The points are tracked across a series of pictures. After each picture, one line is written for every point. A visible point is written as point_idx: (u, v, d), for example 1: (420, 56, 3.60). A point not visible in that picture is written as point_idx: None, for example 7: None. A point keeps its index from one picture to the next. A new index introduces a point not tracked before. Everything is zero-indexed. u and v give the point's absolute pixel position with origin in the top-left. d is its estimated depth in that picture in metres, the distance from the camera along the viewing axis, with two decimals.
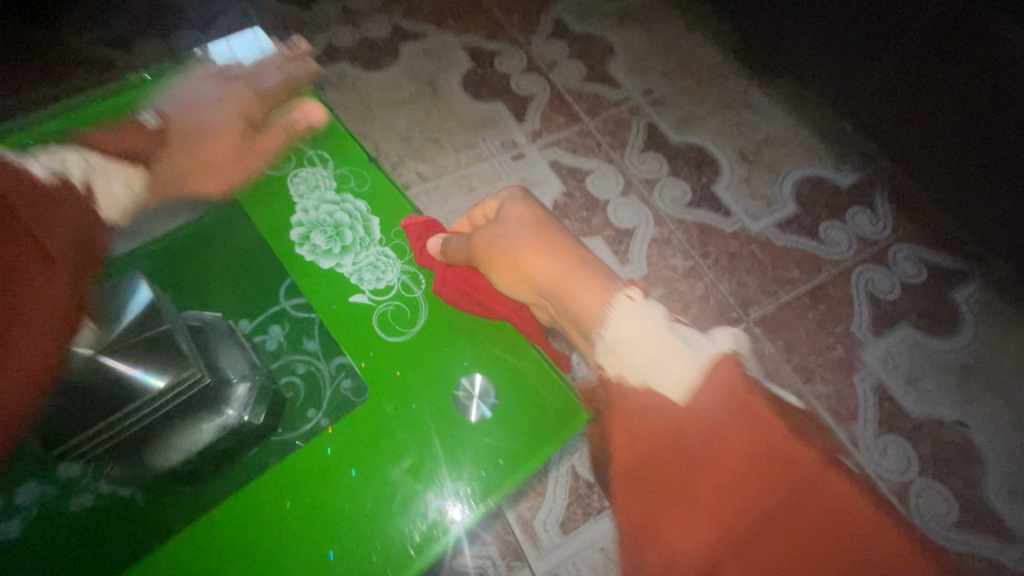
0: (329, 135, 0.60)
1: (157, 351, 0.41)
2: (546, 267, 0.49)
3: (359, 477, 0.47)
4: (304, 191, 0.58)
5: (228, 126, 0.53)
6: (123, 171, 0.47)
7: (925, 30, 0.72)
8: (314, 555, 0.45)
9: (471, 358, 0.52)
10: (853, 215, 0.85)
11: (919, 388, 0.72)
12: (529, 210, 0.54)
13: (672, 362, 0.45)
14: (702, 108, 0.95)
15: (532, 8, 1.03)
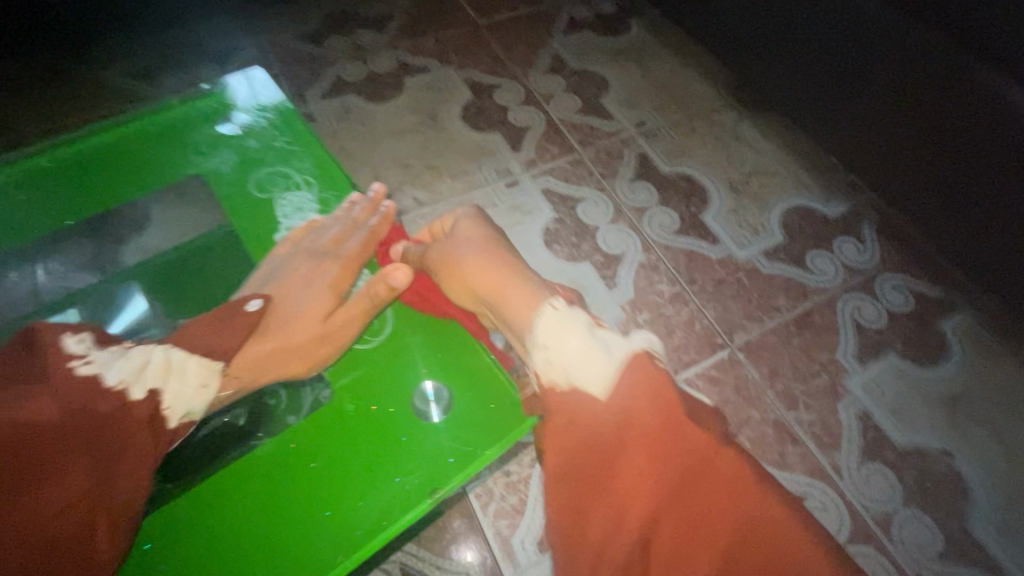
0: (315, 162, 0.64)
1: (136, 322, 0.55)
2: (479, 275, 0.52)
3: (313, 473, 0.49)
4: (289, 213, 0.61)
5: (314, 307, 0.52)
6: (199, 365, 0.46)
7: (905, 62, 0.75)
8: (272, 543, 0.46)
9: (427, 367, 0.54)
10: (841, 244, 0.87)
11: (904, 417, 0.72)
12: (481, 232, 0.55)
13: (591, 363, 0.46)
14: (693, 140, 0.98)
15: (531, 46, 1.09)
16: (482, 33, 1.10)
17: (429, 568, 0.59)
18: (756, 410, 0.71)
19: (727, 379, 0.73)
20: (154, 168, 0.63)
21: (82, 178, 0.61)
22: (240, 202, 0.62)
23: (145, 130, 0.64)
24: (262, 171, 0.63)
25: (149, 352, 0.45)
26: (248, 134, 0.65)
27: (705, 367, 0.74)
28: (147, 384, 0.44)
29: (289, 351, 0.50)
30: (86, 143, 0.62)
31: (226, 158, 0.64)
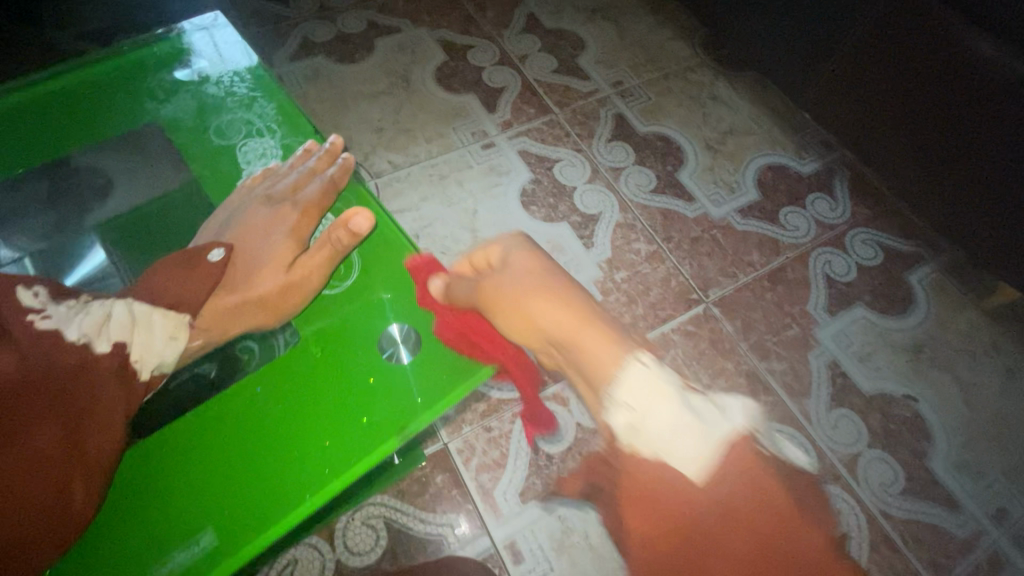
0: (279, 107, 0.62)
1: (103, 283, 0.55)
2: (548, 317, 0.47)
3: (274, 421, 0.46)
4: (251, 159, 0.59)
5: (277, 254, 0.51)
6: (168, 315, 0.47)
7: (882, 14, 0.74)
8: (229, 489, 0.43)
9: (396, 311, 0.52)
10: (813, 201, 0.88)
11: (870, 365, 0.74)
12: (536, 258, 0.52)
13: (685, 433, 0.42)
14: (669, 99, 0.97)
15: (504, 4, 1.06)
16: None
17: (413, 521, 0.60)
18: (729, 361, 0.73)
19: (702, 333, 0.75)
20: (107, 116, 0.60)
21: (26, 127, 0.58)
22: (198, 148, 0.60)
23: (97, 78, 0.61)
24: (222, 117, 0.61)
25: (108, 306, 0.46)
26: (205, 80, 0.63)
27: (680, 323, 0.76)
28: (111, 337, 0.44)
29: (256, 302, 0.49)
30: (25, 91, 0.59)
31: (183, 105, 0.61)
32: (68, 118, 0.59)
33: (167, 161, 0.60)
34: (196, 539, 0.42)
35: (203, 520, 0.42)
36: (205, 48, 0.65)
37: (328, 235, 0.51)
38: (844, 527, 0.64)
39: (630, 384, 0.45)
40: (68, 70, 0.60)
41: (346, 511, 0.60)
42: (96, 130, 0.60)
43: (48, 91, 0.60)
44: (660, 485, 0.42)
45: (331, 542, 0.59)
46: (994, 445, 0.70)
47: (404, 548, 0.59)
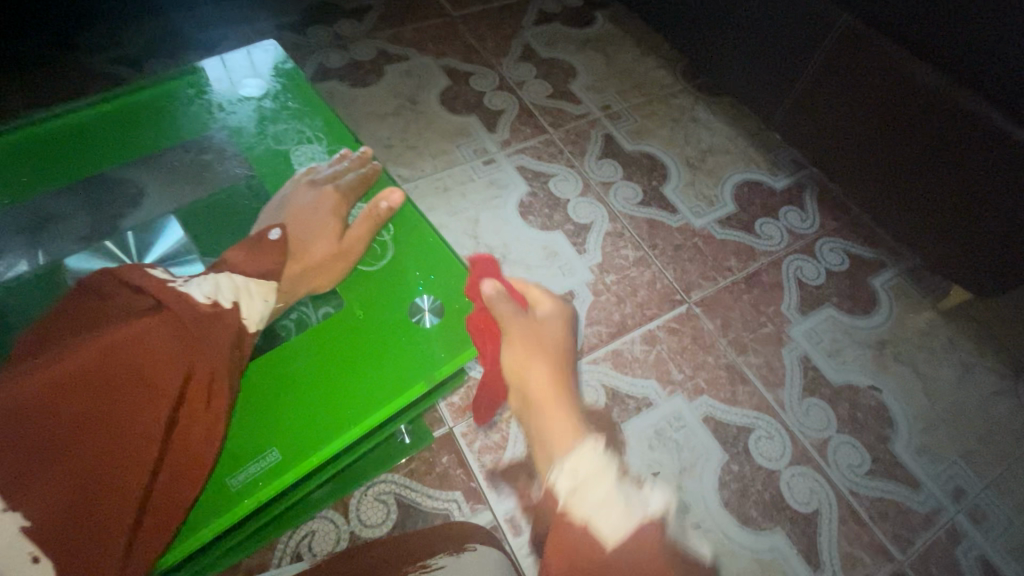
0: (326, 120, 0.71)
1: (173, 257, 0.63)
2: (539, 375, 0.60)
3: (326, 372, 0.55)
4: (302, 161, 0.68)
5: (326, 230, 0.61)
6: (263, 283, 0.55)
7: (836, 49, 0.85)
8: (290, 422, 0.53)
9: (426, 286, 0.60)
10: (785, 213, 0.96)
11: (838, 359, 0.82)
12: (564, 335, 0.64)
13: (611, 508, 0.49)
14: (654, 122, 1.06)
15: (503, 36, 1.16)
16: (457, 24, 1.17)
17: (421, 498, 0.66)
18: (709, 355, 0.80)
19: (685, 330, 0.82)
20: (182, 122, 0.69)
21: (111, 132, 0.67)
22: (257, 150, 0.68)
23: (172, 90, 0.71)
24: (276, 127, 0.70)
25: (213, 278, 0.53)
26: (265, 96, 0.71)
27: (665, 321, 0.83)
28: (230, 296, 0.52)
29: (315, 268, 0.59)
30: (101, 108, 0.68)
31: (244, 114, 0.70)
32: (147, 123, 0.68)
33: (232, 160, 0.69)
34: (264, 455, 0.51)
35: (269, 441, 0.52)
36: (265, 66, 0.73)
37: (369, 209, 0.62)
38: (815, 504, 0.70)
39: (576, 457, 0.54)
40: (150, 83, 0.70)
41: (361, 486, 0.65)
42: (173, 133, 0.68)
43: (119, 106, 0.68)
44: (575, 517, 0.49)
45: (346, 515, 0.64)
46: (952, 431, 0.77)
47: (413, 522, 0.64)
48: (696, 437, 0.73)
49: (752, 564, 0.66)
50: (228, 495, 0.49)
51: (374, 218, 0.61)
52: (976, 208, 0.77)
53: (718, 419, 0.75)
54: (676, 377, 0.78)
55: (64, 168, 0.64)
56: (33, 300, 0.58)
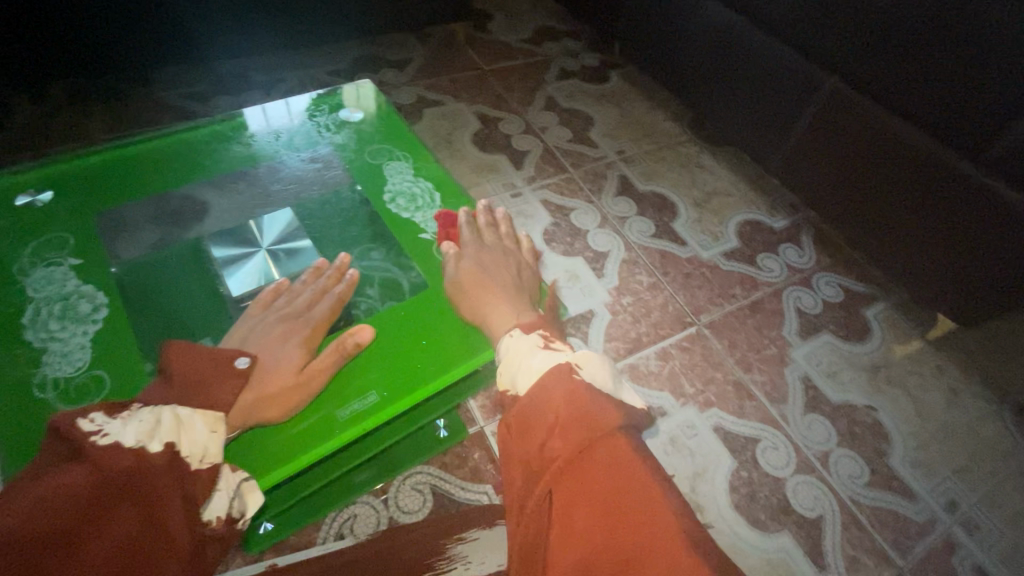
0: (410, 144, 0.84)
1: (291, 245, 0.72)
2: (466, 282, 0.67)
3: (418, 335, 0.66)
4: (392, 175, 0.80)
5: (289, 364, 0.58)
6: (209, 419, 0.51)
7: (827, 108, 0.97)
8: (389, 370, 0.63)
9: None
10: (784, 249, 1.06)
11: (836, 380, 0.89)
12: (478, 272, 0.67)
13: (532, 365, 0.52)
14: (663, 166, 1.18)
15: (528, 88, 1.30)
16: (487, 76, 1.31)
17: (455, 488, 0.71)
18: (719, 372, 0.87)
19: (695, 348, 0.89)
20: (297, 138, 0.82)
21: (235, 144, 0.80)
22: (356, 164, 0.81)
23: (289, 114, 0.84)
24: (370, 148, 0.83)
25: (156, 412, 0.47)
26: (362, 122, 0.86)
27: (677, 340, 0.90)
28: (167, 438, 0.46)
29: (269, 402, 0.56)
30: (230, 124, 0.81)
31: (345, 135, 0.84)
32: (267, 139, 0.81)
33: (334, 167, 0.81)
34: (367, 394, 0.61)
35: (371, 385, 0.62)
36: (358, 96, 0.88)
37: (338, 343, 0.61)
38: (819, 510, 0.75)
39: (507, 344, 0.57)
40: (272, 111, 0.84)
41: (400, 475, 0.71)
42: (290, 147, 0.81)
43: (245, 125, 0.81)
44: (534, 414, 0.46)
45: (384, 501, 0.69)
46: (942, 448, 0.83)
47: (447, 509, 0.69)
48: (708, 444, 0.79)
49: (762, 564, 0.70)
50: (340, 423, 0.59)
51: (342, 354, 0.61)
52: (961, 251, 0.86)
53: (727, 429, 0.81)
54: (688, 390, 0.84)
55: (197, 171, 0.76)
56: (182, 274, 0.69)
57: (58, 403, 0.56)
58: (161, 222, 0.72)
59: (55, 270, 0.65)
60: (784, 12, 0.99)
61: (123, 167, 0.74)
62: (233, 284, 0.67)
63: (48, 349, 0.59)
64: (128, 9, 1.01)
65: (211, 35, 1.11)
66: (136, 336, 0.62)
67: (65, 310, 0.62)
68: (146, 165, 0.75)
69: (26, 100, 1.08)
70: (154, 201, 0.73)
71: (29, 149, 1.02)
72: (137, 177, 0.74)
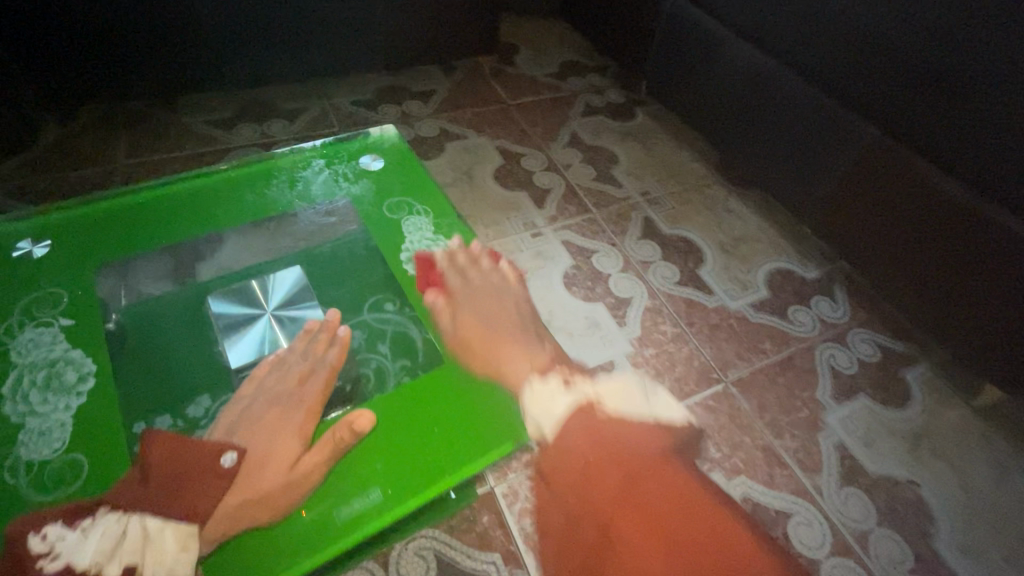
0: (432, 198, 0.81)
1: (293, 308, 0.70)
2: (473, 331, 0.68)
3: (428, 422, 0.60)
4: (411, 231, 0.77)
5: (280, 455, 0.56)
6: (176, 530, 0.50)
7: (863, 161, 0.93)
8: (393, 462, 0.58)
9: (520, 355, 0.67)
10: (817, 302, 1.01)
11: (875, 449, 0.82)
12: (473, 319, 0.69)
13: (546, 409, 0.63)
14: (690, 209, 1.14)
15: (553, 124, 1.28)
16: (511, 110, 1.30)
17: (461, 557, 0.66)
18: (747, 436, 0.81)
19: (722, 408, 0.84)
20: (314, 187, 0.81)
21: (247, 190, 0.79)
22: (374, 219, 0.79)
23: (305, 158, 0.83)
24: (391, 201, 0.80)
25: (123, 521, 0.50)
26: (384, 170, 0.84)
27: (702, 398, 0.85)
28: (123, 557, 0.49)
29: (259, 502, 0.53)
30: (242, 168, 0.80)
31: (363, 185, 0.82)
32: (281, 185, 0.80)
33: (348, 220, 0.80)
34: (368, 492, 0.56)
35: (372, 481, 0.56)
36: (379, 143, 0.86)
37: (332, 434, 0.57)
38: None
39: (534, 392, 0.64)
40: (284, 154, 0.82)
41: (402, 540, 0.66)
42: (305, 196, 0.80)
43: (256, 167, 0.80)
44: (579, 441, 0.62)
45: (385, 568, 0.64)
46: (994, 532, 0.76)
47: None
48: None
49: None
50: (338, 526, 0.53)
51: (338, 445, 0.57)
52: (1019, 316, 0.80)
53: (756, 501, 0.75)
54: (714, 455, 0.79)
55: (206, 219, 0.75)
56: (184, 336, 0.67)
57: (28, 489, 0.52)
58: (172, 274, 0.73)
59: (43, 332, 0.62)
60: (821, 56, 0.96)
61: (131, 215, 0.74)
62: (235, 351, 0.65)
63: (24, 426, 0.56)
64: (156, 34, 1.01)
65: (239, 63, 1.12)
66: (123, 416, 0.59)
67: (49, 379, 0.59)
68: (155, 213, 0.75)
69: (52, 122, 1.09)
70: (164, 253, 0.73)
71: (51, 171, 1.02)
72: (145, 224, 0.73)
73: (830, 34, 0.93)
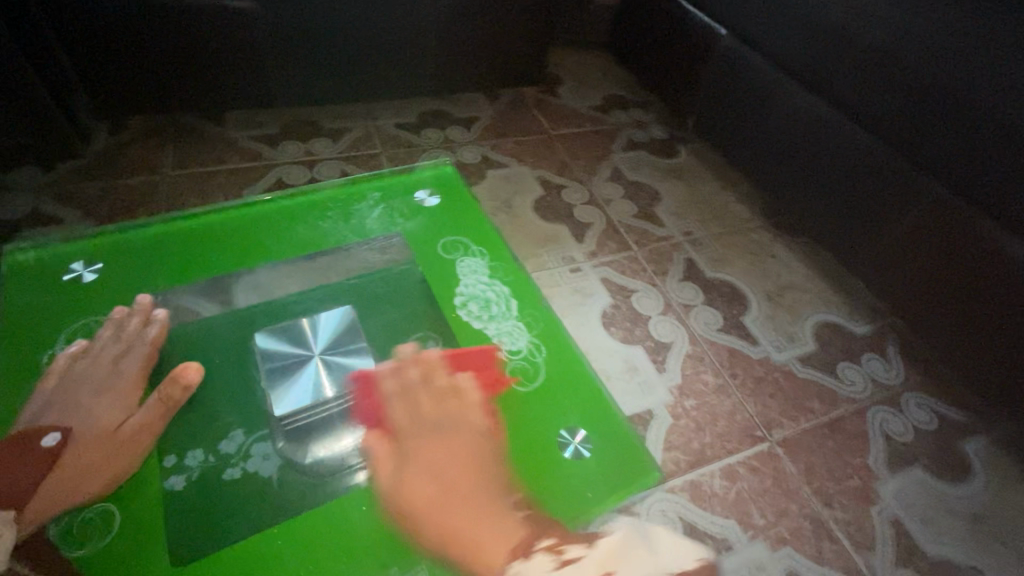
0: (485, 240, 0.83)
1: (340, 351, 0.68)
2: (422, 489, 0.56)
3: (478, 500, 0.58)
4: (467, 274, 0.80)
5: (101, 426, 0.57)
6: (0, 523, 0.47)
7: (922, 217, 0.89)
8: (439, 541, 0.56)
9: (574, 416, 0.69)
10: (867, 360, 0.95)
11: (933, 528, 0.76)
12: (419, 474, 0.58)
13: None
14: (733, 253, 1.10)
15: (594, 157, 1.26)
16: (553, 141, 1.29)
17: None
18: (793, 502, 0.76)
19: (766, 469, 0.79)
20: (369, 222, 0.82)
21: (298, 222, 0.81)
22: (431, 258, 0.81)
23: (358, 191, 0.84)
24: (446, 239, 0.83)
25: None
26: (435, 206, 0.86)
27: (746, 457, 0.80)
28: None
29: (95, 474, 0.55)
30: (293, 199, 0.82)
31: (418, 221, 0.84)
32: (332, 217, 0.82)
33: (399, 254, 0.81)
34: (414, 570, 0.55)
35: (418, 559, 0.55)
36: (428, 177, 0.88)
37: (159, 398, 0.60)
38: None
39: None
40: (335, 186, 0.84)
41: None
42: (357, 231, 0.81)
43: (308, 198, 0.82)
44: None
45: None
46: None
47: None
48: None
49: None
50: None
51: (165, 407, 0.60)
52: None
53: None
54: (758, 522, 0.74)
55: (260, 252, 0.77)
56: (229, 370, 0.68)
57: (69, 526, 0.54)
58: (213, 300, 0.74)
59: None
60: (881, 108, 0.92)
61: (183, 244, 0.76)
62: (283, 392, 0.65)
63: None
64: (209, 51, 1.03)
65: (289, 82, 1.13)
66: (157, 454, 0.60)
67: None
68: (207, 241, 0.77)
69: (105, 129, 1.11)
70: (211, 283, 0.74)
71: (99, 177, 1.03)
72: (196, 255, 0.75)
73: (893, 85, 0.90)
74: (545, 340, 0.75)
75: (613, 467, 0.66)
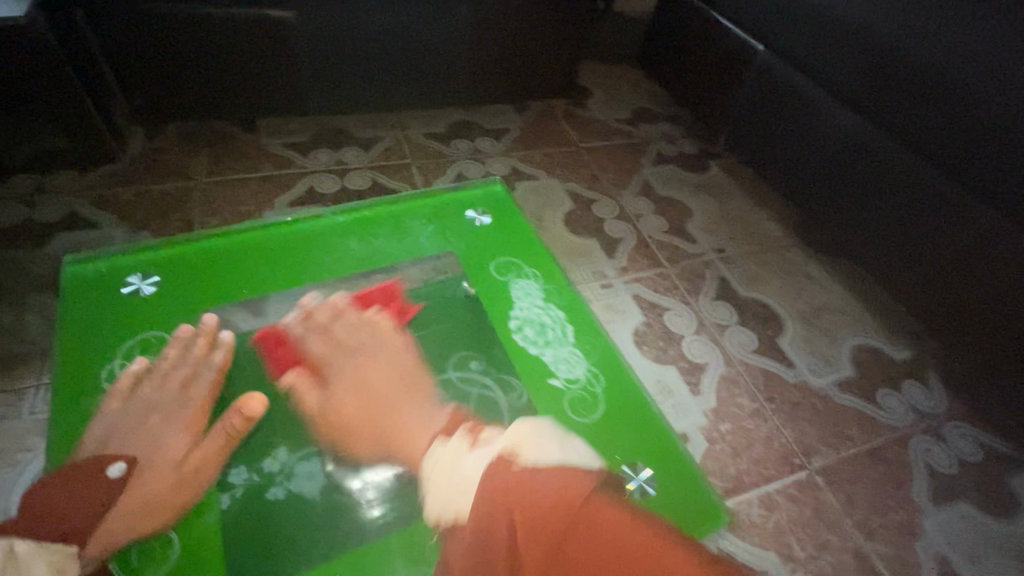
0: (537, 265, 0.87)
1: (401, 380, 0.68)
2: (350, 409, 0.65)
3: None
4: (523, 300, 0.83)
5: (168, 453, 0.60)
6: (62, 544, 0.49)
7: (970, 239, 0.86)
8: None
9: (633, 449, 0.72)
10: (908, 387, 0.92)
11: (981, 567, 0.74)
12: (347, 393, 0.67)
13: (459, 473, 0.54)
14: (767, 272, 1.08)
15: (623, 170, 1.25)
16: (583, 154, 1.28)
17: None
18: (834, 535, 0.74)
19: (806, 499, 0.76)
20: (423, 242, 0.86)
21: (353, 239, 0.84)
22: (486, 281, 0.84)
23: (410, 212, 0.89)
24: (500, 263, 0.86)
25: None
26: (484, 227, 0.90)
27: (785, 485, 0.77)
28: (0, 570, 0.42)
29: (157, 502, 0.57)
30: (349, 217, 0.86)
31: (472, 244, 0.87)
32: (385, 235, 0.86)
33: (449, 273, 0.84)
34: None
35: None
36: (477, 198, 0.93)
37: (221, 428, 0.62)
38: None
39: (437, 462, 0.58)
40: (389, 206, 0.89)
41: None
42: (410, 249, 0.85)
43: (364, 216, 0.87)
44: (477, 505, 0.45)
45: None
46: None
47: None
48: None
49: None
50: None
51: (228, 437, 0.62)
52: None
53: None
54: (798, 555, 0.71)
55: (318, 266, 0.81)
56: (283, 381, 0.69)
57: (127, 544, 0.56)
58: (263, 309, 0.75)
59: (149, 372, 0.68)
60: (927, 127, 0.89)
61: (240, 256, 0.79)
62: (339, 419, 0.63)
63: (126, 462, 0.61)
64: (243, 56, 1.04)
65: (320, 91, 1.13)
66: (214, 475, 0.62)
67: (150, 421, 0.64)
68: (264, 253, 0.81)
69: (139, 133, 1.12)
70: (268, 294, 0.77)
71: (134, 181, 1.04)
72: (255, 267, 0.79)
73: (938, 104, 0.87)
74: (601, 369, 0.78)
75: (674, 502, 0.69)
